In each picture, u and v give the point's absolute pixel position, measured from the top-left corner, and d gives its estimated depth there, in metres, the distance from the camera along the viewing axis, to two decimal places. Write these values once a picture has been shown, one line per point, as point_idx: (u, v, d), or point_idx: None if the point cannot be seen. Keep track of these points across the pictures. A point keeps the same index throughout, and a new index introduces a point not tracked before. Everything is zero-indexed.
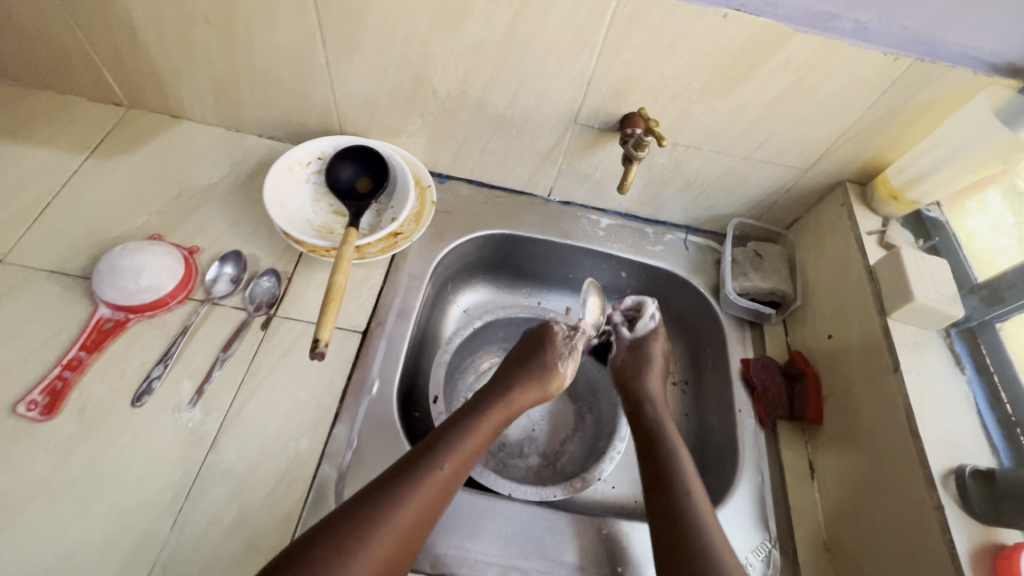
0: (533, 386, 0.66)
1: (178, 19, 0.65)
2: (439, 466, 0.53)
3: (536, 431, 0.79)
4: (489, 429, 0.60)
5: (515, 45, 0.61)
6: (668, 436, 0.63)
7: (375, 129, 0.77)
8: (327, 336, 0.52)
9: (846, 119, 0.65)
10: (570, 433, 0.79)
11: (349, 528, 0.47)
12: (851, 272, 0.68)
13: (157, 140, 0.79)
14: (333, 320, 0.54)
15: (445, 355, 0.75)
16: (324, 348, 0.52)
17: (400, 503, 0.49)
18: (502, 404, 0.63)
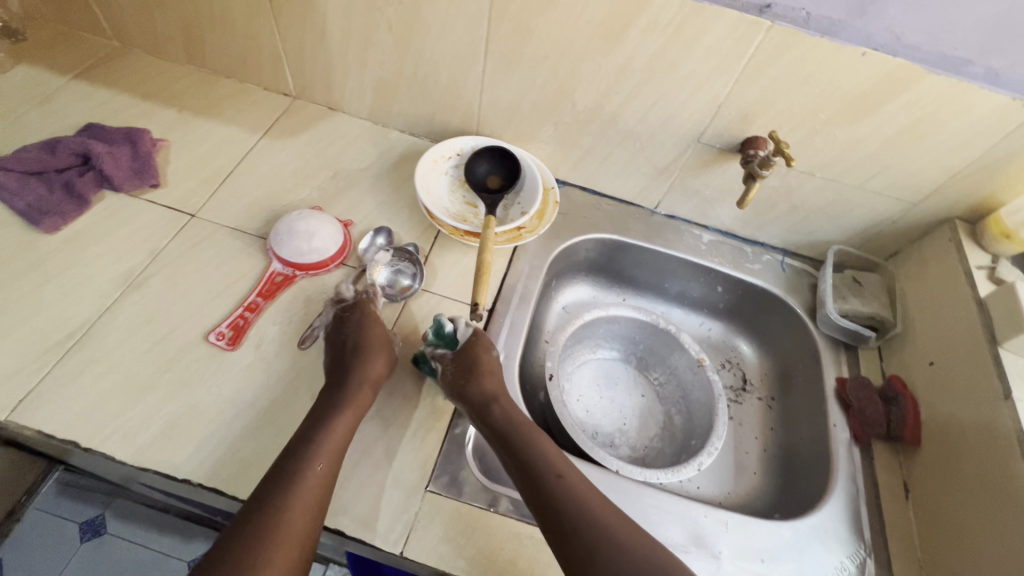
0: (359, 397, 0.60)
1: (365, 25, 0.76)
2: (299, 495, 0.52)
3: (627, 425, 0.84)
4: (346, 432, 0.57)
5: (659, 67, 0.69)
6: (521, 425, 0.60)
7: (509, 133, 0.85)
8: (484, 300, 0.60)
9: (965, 158, 0.69)
10: (659, 430, 0.84)
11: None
12: (959, 303, 0.71)
13: (317, 127, 0.90)
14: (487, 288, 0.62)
15: (558, 339, 0.82)
16: (480, 311, 0.60)
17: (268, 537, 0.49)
18: (346, 409, 0.59)
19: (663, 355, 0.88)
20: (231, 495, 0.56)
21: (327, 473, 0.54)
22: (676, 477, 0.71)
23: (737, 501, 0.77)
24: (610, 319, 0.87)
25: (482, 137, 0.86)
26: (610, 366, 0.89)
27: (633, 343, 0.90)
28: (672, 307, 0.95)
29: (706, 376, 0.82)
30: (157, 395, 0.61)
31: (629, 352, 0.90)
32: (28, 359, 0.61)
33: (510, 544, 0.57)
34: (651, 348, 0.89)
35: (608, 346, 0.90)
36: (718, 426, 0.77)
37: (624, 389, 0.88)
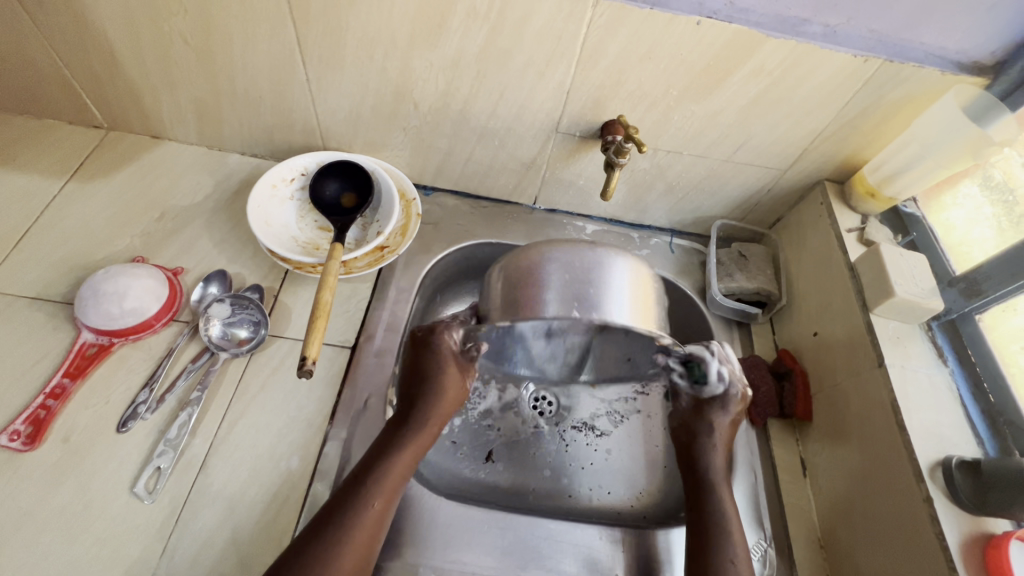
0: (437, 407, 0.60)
1: (156, 39, 0.65)
2: (371, 505, 0.51)
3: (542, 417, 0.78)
4: (418, 451, 0.57)
5: (494, 56, 0.62)
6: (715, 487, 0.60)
7: (358, 143, 0.77)
8: (315, 353, 0.52)
9: (820, 121, 0.66)
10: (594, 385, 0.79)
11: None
12: (834, 269, 0.69)
13: (139, 161, 0.78)
14: (321, 337, 0.53)
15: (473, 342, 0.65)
16: (312, 365, 0.52)
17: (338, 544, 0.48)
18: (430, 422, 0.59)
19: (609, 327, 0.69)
20: None
21: (393, 489, 0.53)
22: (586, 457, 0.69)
23: (648, 503, 0.73)
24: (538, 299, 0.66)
25: (331, 151, 0.77)
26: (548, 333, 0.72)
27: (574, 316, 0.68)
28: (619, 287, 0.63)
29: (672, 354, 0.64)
30: None
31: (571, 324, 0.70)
32: None
33: None
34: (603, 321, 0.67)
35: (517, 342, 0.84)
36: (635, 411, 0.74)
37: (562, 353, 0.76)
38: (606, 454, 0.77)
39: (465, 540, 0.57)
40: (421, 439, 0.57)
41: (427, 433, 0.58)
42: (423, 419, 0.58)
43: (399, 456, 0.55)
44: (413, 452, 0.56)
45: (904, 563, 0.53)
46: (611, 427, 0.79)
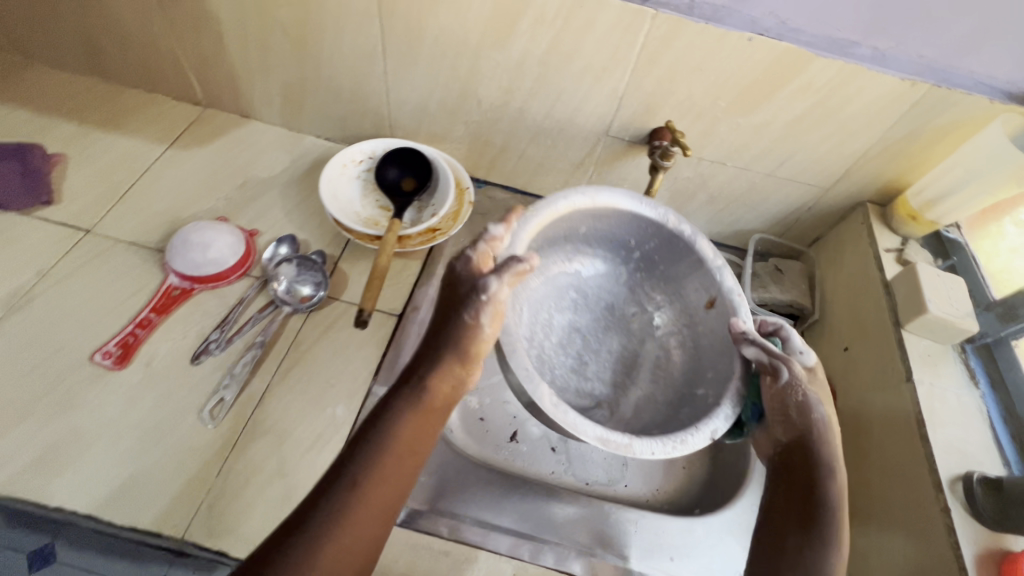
0: (443, 372, 0.51)
1: (260, 28, 0.74)
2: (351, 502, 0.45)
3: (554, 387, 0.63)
4: (410, 437, 0.49)
5: (556, 60, 0.68)
6: (835, 513, 0.53)
7: (422, 134, 0.84)
8: (371, 305, 0.59)
9: (865, 140, 0.68)
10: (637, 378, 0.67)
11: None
12: (869, 287, 0.70)
13: (229, 135, 0.88)
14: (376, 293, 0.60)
15: (499, 233, 0.56)
16: (367, 316, 0.59)
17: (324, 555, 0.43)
18: (434, 387, 0.50)
19: (618, 325, 0.70)
20: (108, 522, 0.54)
21: (381, 483, 0.47)
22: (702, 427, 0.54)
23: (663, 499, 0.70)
24: (577, 291, 0.70)
25: (397, 139, 0.84)
26: (552, 339, 0.66)
27: (594, 312, 0.70)
28: (648, 273, 0.70)
29: (728, 295, 0.62)
30: (37, 419, 0.58)
31: (585, 328, 0.69)
32: None
33: (404, 558, 0.56)
34: (621, 314, 0.70)
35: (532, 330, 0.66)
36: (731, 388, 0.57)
37: (574, 372, 0.65)
38: None
39: (486, 500, 0.61)
40: (416, 422, 0.50)
41: (423, 418, 0.50)
42: (421, 390, 0.50)
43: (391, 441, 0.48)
44: (409, 439, 0.49)
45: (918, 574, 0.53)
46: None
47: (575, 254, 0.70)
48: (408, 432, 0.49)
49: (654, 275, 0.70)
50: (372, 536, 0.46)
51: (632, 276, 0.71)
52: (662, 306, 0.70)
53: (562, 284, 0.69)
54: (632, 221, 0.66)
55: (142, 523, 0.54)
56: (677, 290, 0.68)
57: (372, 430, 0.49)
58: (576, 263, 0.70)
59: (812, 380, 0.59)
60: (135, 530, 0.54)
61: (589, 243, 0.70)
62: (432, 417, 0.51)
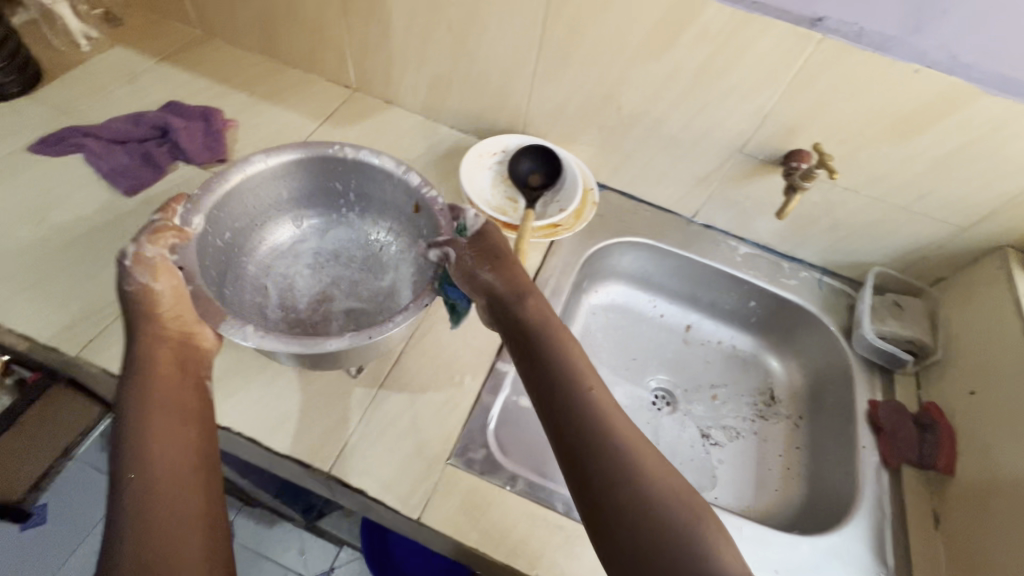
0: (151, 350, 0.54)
1: (427, 23, 0.81)
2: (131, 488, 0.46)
3: (338, 314, 0.71)
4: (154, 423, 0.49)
5: (706, 75, 0.71)
6: (580, 387, 0.49)
7: (554, 134, 0.88)
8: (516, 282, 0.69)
9: (1018, 183, 0.67)
10: (356, 312, 0.71)
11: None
12: (1006, 332, 0.69)
13: (373, 119, 0.95)
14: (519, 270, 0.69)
15: (193, 221, 0.62)
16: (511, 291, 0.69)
17: (139, 521, 0.44)
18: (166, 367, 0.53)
19: (377, 270, 0.74)
20: (268, 447, 0.61)
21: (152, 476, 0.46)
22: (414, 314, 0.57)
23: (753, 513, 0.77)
24: (293, 248, 0.75)
25: (530, 137, 0.89)
26: (297, 287, 0.73)
27: (343, 262, 0.75)
28: (364, 214, 0.76)
29: (424, 198, 0.68)
30: None
31: (338, 276, 0.74)
32: (100, 305, 0.68)
33: (522, 525, 0.59)
34: (358, 245, 0.76)
35: (305, 281, 0.73)
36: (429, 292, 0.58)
37: (330, 309, 0.71)
38: (718, 462, 0.82)
39: None
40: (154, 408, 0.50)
41: (153, 387, 0.51)
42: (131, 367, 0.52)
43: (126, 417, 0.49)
44: (159, 424, 0.49)
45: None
46: (726, 439, 0.84)
47: (297, 217, 0.75)
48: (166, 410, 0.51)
49: (358, 204, 0.75)
50: (194, 494, 0.47)
51: (345, 211, 0.76)
52: (370, 224, 0.76)
53: (297, 248, 0.75)
54: (318, 162, 0.70)
55: (295, 452, 0.61)
56: (392, 207, 0.73)
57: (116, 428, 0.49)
58: (293, 223, 0.75)
59: (477, 243, 0.62)
60: (289, 457, 0.61)
61: (298, 203, 0.75)
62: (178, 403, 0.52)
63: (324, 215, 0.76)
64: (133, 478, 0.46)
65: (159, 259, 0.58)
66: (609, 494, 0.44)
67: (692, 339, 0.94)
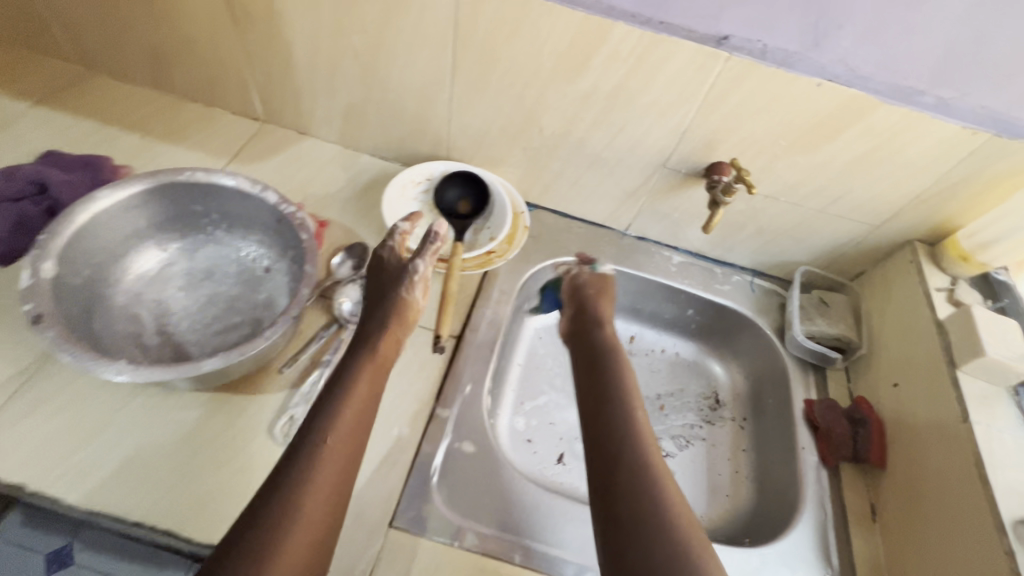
0: (392, 313, 0.59)
1: (332, 51, 0.76)
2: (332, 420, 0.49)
3: (218, 337, 0.67)
4: (367, 388, 0.53)
5: (622, 95, 0.70)
6: (621, 368, 0.60)
7: (479, 158, 0.86)
8: (445, 331, 0.62)
9: (921, 183, 0.70)
10: (235, 331, 0.67)
11: (277, 512, 0.44)
12: (920, 325, 0.72)
13: (287, 151, 0.90)
14: (450, 316, 0.64)
15: (43, 266, 0.55)
16: (442, 343, 0.62)
17: (317, 446, 0.47)
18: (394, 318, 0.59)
19: (255, 285, 0.71)
20: (184, 538, 0.55)
21: (353, 424, 0.50)
22: (278, 332, 0.59)
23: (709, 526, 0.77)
24: (161, 273, 0.69)
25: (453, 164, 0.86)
26: (173, 311, 0.67)
27: (217, 280, 0.70)
28: (234, 230, 0.71)
29: (285, 214, 0.65)
30: (113, 432, 0.60)
31: (215, 293, 0.70)
32: None
33: None
34: (233, 264, 0.72)
35: (178, 306, 0.68)
36: (293, 305, 0.60)
37: (206, 334, 0.66)
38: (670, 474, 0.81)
39: (551, 524, 0.62)
40: (360, 390, 0.52)
41: (375, 362, 0.55)
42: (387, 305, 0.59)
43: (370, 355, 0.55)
44: (365, 386, 0.53)
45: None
46: (676, 449, 0.83)
47: (160, 240, 0.69)
48: (370, 383, 0.54)
49: (226, 224, 0.71)
50: (348, 445, 0.49)
51: (215, 230, 0.72)
52: (241, 242, 0.72)
53: (166, 272, 0.69)
54: (173, 185, 0.65)
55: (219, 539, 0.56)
56: (258, 223, 0.70)
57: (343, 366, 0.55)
58: (157, 247, 0.69)
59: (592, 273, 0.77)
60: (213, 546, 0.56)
61: (159, 227, 0.69)
62: (383, 364, 0.56)
63: (190, 236, 0.71)
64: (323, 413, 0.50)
65: (393, 245, 0.65)
66: (628, 474, 0.49)
67: (636, 350, 0.93)
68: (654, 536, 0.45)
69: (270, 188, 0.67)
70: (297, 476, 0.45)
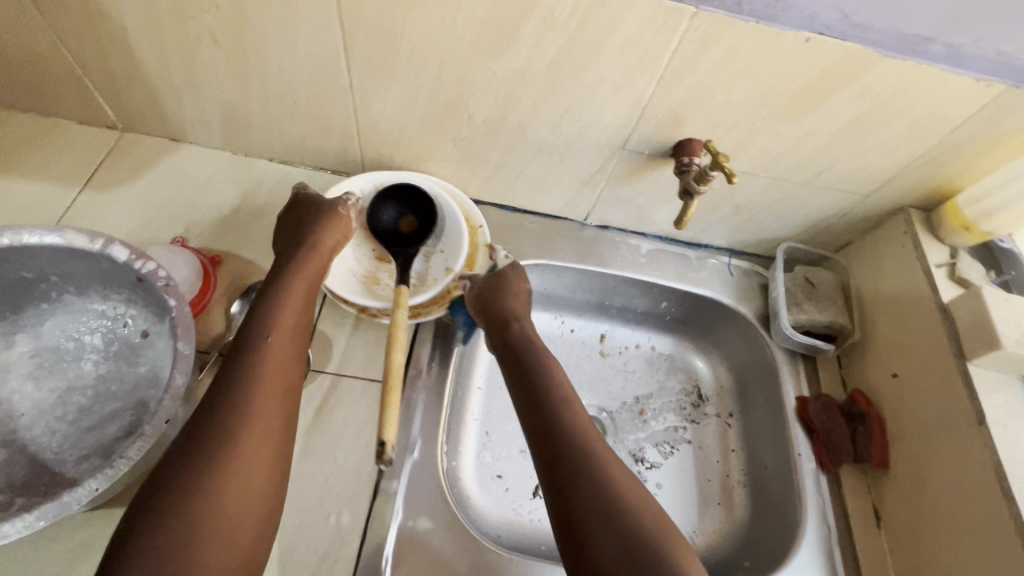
0: (301, 270, 0.54)
1: (182, 37, 0.57)
2: (239, 395, 0.43)
3: (85, 437, 0.52)
4: (287, 356, 0.48)
5: (566, 68, 0.55)
6: (540, 355, 0.57)
7: (401, 154, 0.70)
8: (392, 437, 0.43)
9: (920, 146, 0.60)
10: (108, 426, 0.53)
11: (177, 507, 0.38)
12: (921, 308, 0.64)
13: (158, 167, 0.71)
14: (397, 414, 0.44)
15: None
16: (391, 452, 0.42)
17: (226, 428, 0.42)
18: (302, 275, 0.54)
19: (132, 356, 0.56)
20: None
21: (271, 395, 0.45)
22: (146, 447, 0.44)
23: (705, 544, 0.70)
24: None
25: (387, 176, 0.68)
26: (20, 411, 0.53)
27: (78, 361, 0.55)
28: (88, 291, 0.55)
29: (145, 275, 0.50)
30: None
31: (78, 378, 0.55)
32: None
33: None
34: (96, 335, 0.56)
35: (26, 405, 0.53)
36: (164, 406, 0.45)
37: (69, 437, 0.52)
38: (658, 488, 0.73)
39: None
40: (295, 305, 0.51)
41: (287, 318, 0.50)
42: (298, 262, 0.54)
43: (273, 323, 0.49)
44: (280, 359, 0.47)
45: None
46: (661, 458, 0.75)
47: None
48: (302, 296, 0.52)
49: (76, 288, 0.55)
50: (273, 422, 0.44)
51: (64, 297, 0.56)
52: (101, 306, 0.56)
53: (5, 361, 0.54)
54: None
55: None
56: (117, 282, 0.54)
57: (247, 335, 0.48)
58: None
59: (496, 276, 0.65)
60: None
61: None
62: (300, 322, 0.51)
63: (32, 306, 0.55)
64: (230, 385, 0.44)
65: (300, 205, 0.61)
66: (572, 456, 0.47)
67: (609, 350, 0.83)
68: (608, 517, 0.43)
69: (119, 241, 0.51)
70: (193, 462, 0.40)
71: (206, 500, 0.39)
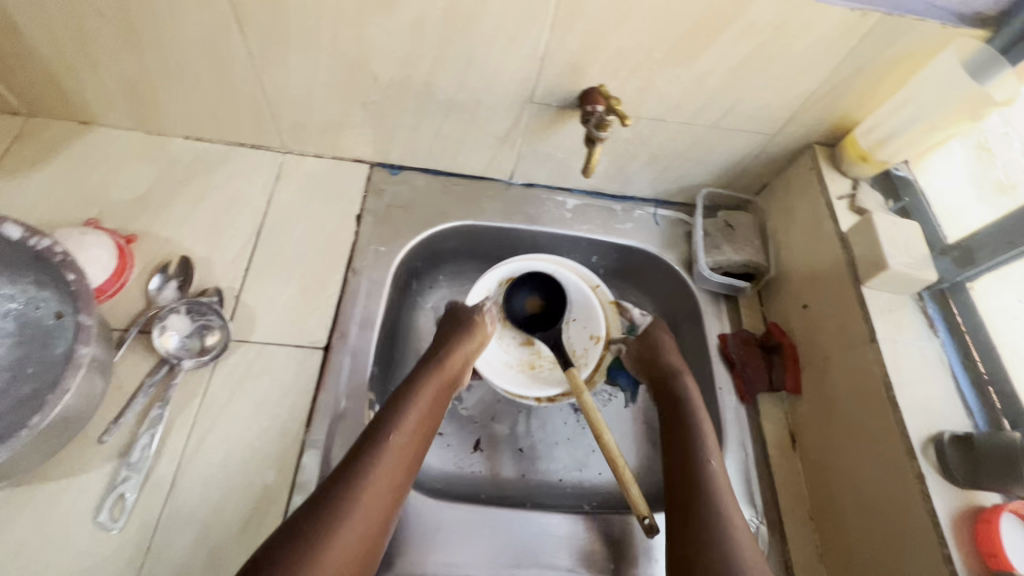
0: (446, 364, 0.62)
1: (68, 13, 0.56)
2: (366, 476, 0.49)
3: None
4: (412, 428, 0.54)
5: (457, 22, 0.56)
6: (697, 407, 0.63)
7: (316, 122, 0.70)
8: (645, 509, 0.57)
9: (813, 81, 0.62)
10: (21, 406, 0.53)
11: (302, 549, 0.43)
12: (825, 240, 0.67)
13: (68, 151, 0.70)
14: (637, 490, 0.59)
15: None
16: (648, 520, 0.57)
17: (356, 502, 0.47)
18: (435, 373, 0.60)
19: (44, 338, 0.56)
20: None
21: (390, 485, 0.50)
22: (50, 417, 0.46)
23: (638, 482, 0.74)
24: None
25: (509, 267, 0.75)
26: None
27: None
28: None
29: (44, 254, 0.51)
30: None
31: None
32: None
33: None
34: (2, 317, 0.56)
35: None
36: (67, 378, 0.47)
37: None
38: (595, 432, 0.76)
39: (447, 535, 0.59)
40: (428, 399, 0.58)
41: (419, 408, 0.56)
42: (440, 360, 0.62)
43: (407, 411, 0.55)
44: (405, 443, 0.53)
45: (903, 552, 0.51)
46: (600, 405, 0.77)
47: None
48: (432, 397, 0.58)
49: None
50: (386, 504, 0.49)
51: None
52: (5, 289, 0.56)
53: None
54: None
55: None
56: (17, 264, 0.54)
57: (379, 421, 0.54)
58: None
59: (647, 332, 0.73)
60: None
61: None
62: (429, 422, 0.57)
63: None
64: (365, 461, 0.50)
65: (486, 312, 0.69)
66: (693, 508, 0.53)
67: None
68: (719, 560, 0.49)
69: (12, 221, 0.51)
70: (324, 518, 0.45)
71: (317, 550, 0.43)
